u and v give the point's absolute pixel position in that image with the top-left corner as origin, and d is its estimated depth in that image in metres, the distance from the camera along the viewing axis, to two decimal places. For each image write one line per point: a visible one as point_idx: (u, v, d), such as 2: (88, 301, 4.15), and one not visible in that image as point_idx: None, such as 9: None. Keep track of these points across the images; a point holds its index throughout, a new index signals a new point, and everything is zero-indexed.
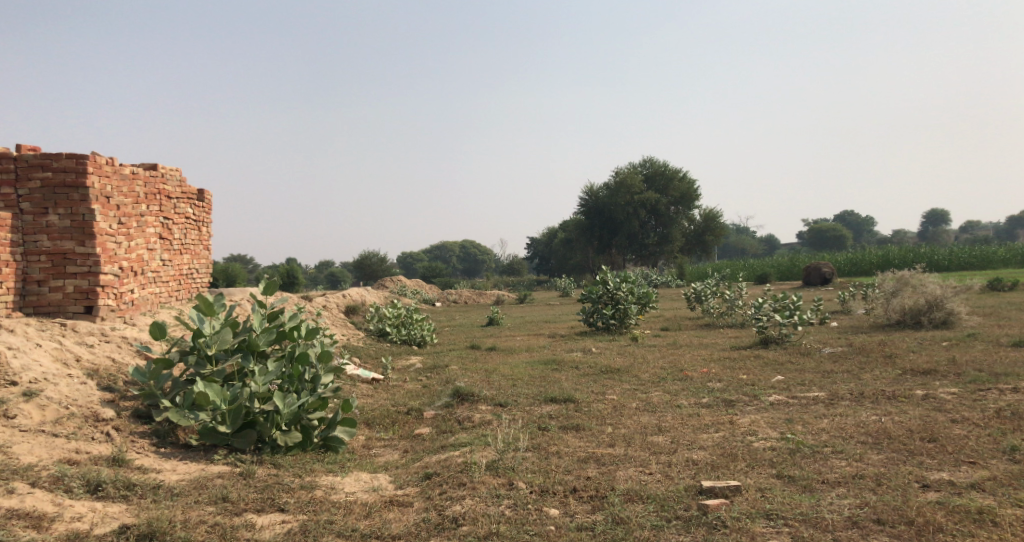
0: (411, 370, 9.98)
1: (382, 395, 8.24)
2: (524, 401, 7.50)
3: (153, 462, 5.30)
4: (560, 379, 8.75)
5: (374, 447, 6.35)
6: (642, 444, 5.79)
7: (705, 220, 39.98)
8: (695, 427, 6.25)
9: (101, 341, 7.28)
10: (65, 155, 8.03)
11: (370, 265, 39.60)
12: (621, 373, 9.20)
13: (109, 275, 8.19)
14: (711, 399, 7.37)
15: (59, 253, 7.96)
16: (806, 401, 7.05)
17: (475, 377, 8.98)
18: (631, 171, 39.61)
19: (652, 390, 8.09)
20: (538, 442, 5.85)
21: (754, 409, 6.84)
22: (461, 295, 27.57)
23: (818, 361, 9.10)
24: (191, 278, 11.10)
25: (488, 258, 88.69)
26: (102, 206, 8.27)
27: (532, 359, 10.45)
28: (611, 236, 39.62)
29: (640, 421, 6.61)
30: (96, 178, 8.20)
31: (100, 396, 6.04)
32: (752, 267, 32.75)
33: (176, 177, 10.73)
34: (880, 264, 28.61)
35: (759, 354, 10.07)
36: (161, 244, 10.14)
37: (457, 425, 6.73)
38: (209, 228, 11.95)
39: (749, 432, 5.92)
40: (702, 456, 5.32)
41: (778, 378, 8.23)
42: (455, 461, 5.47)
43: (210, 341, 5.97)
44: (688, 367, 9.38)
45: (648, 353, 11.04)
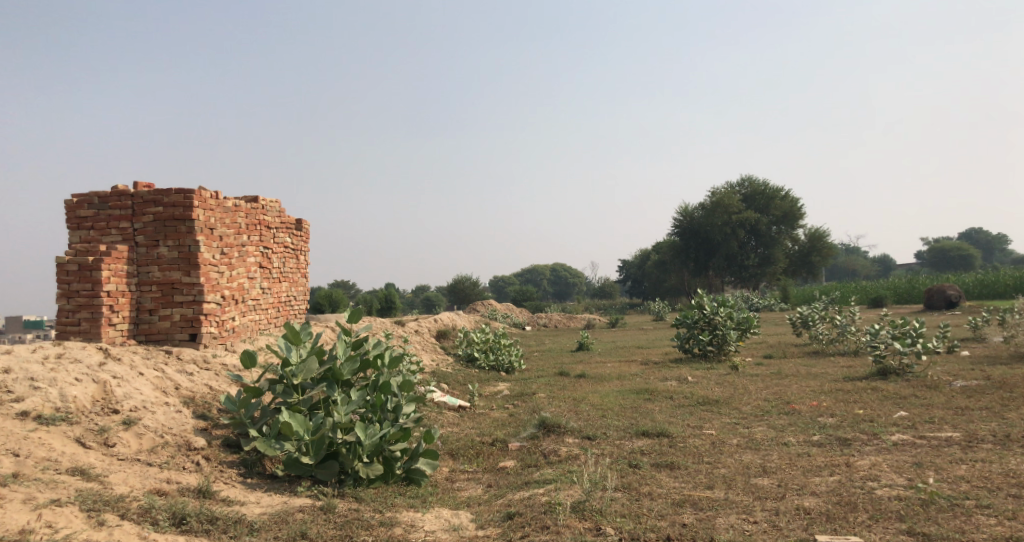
0: (499, 398, 9.71)
1: (469, 425, 7.99)
2: (614, 434, 7.07)
3: (238, 493, 5.17)
4: (654, 410, 8.26)
5: (457, 480, 6.08)
6: (746, 486, 5.26)
7: (811, 240, 38.14)
8: (806, 469, 5.65)
9: (200, 368, 7.35)
10: (175, 190, 8.26)
11: (463, 289, 39.82)
12: (720, 404, 8.60)
13: (212, 304, 8.32)
14: (822, 437, 6.73)
15: (167, 283, 8.17)
16: (936, 442, 6.31)
17: (563, 406, 8.60)
18: (729, 191, 38.35)
19: (755, 425, 7.49)
20: (629, 481, 5.42)
21: (874, 450, 6.18)
22: (552, 318, 27.19)
23: (947, 396, 8.23)
24: (288, 305, 11.25)
25: (580, 282, 88.13)
26: (206, 236, 8.42)
27: (623, 387, 9.97)
28: (708, 258, 38.41)
29: (742, 460, 6.07)
30: (203, 211, 8.39)
31: (194, 424, 6.00)
32: (863, 290, 30.89)
33: (276, 208, 10.93)
34: (1014, 286, 26.46)
35: (877, 386, 9.22)
36: (261, 273, 10.32)
37: (543, 458, 6.38)
38: (308, 256, 12.14)
39: (871, 477, 5.31)
40: (814, 504, 4.78)
41: (900, 415, 7.46)
42: (539, 500, 5.11)
43: (297, 369, 5.85)
44: (795, 400, 8.69)
45: (750, 383, 10.34)
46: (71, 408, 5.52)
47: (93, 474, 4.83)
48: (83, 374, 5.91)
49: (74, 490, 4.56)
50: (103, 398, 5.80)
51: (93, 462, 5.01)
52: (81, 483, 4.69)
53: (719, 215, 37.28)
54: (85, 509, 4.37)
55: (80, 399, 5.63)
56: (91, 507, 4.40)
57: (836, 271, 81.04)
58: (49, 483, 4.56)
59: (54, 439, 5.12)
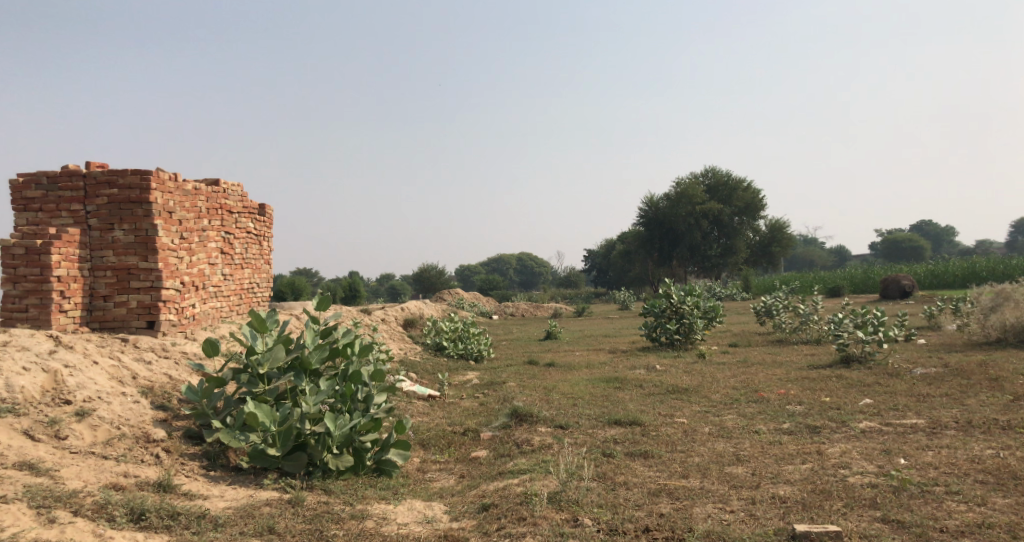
0: (468, 387, 9.60)
1: (439, 414, 7.86)
2: (586, 423, 7.01)
3: (201, 487, 4.99)
4: (624, 399, 8.21)
5: (429, 471, 5.96)
6: (719, 475, 5.23)
7: (772, 231, 38.66)
8: (778, 457, 5.65)
9: (160, 357, 7.10)
10: (130, 171, 7.94)
11: (429, 278, 39.55)
12: (689, 393, 8.60)
13: (171, 290, 8.04)
14: (792, 425, 6.75)
15: (123, 268, 7.87)
16: (903, 429, 6.37)
17: (533, 395, 8.52)
18: (693, 181, 38.61)
19: (725, 413, 7.50)
20: (603, 471, 5.36)
21: (844, 438, 6.21)
22: (518, 307, 27.11)
23: (911, 384, 8.34)
24: (251, 293, 10.97)
25: (545, 272, 88.31)
26: (164, 220, 8.13)
27: (593, 376, 9.93)
28: (672, 248, 38.68)
29: (715, 448, 6.04)
30: (160, 193, 8.08)
31: (152, 415, 5.77)
32: (823, 280, 31.40)
33: (237, 192, 10.62)
34: (966, 275, 27.14)
35: (842, 374, 9.32)
36: (223, 259, 10.04)
37: (515, 448, 6.29)
38: (271, 242, 11.85)
39: (842, 465, 5.33)
40: (790, 493, 4.77)
41: (866, 402, 7.54)
42: (514, 491, 5.02)
43: (263, 358, 5.66)
44: (764, 388, 8.73)
45: (717, 372, 10.38)
46: (18, 399, 5.26)
47: (42, 469, 4.60)
48: (32, 362, 5.65)
49: (22, 486, 4.34)
50: (53, 388, 5.55)
51: (43, 456, 4.78)
52: (30, 479, 4.47)
53: (683, 205, 37.56)
54: (34, 506, 4.16)
55: (29, 389, 5.37)
56: (41, 504, 4.19)
57: (795, 261, 82.42)
58: None
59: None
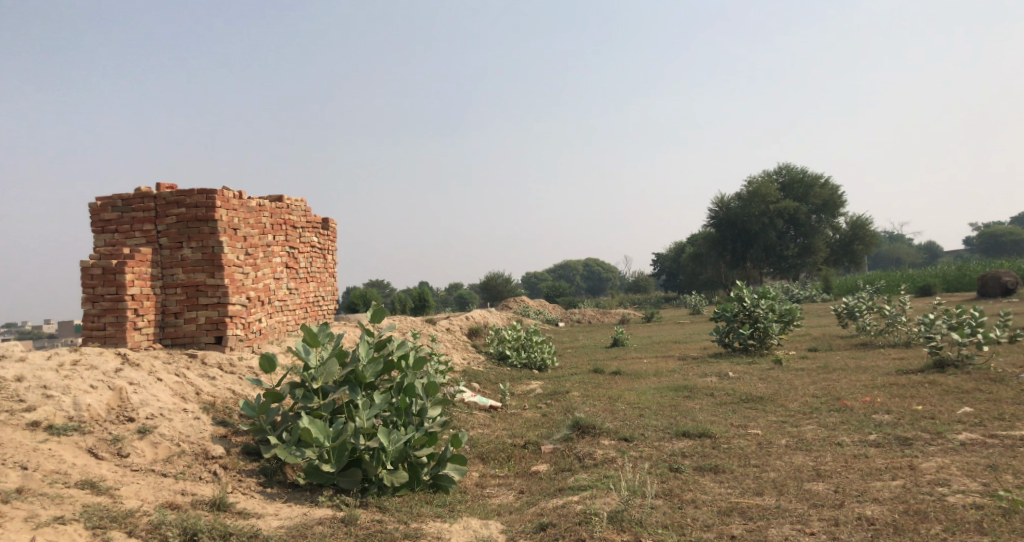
0: (531, 397, 9.37)
1: (501, 426, 7.66)
2: (652, 435, 6.67)
3: (256, 505, 4.91)
4: (694, 409, 7.82)
5: (487, 486, 5.74)
6: (799, 493, 4.84)
7: (852, 228, 37.08)
8: (863, 473, 5.21)
9: (224, 372, 7.13)
10: (197, 191, 8.05)
11: (497, 286, 39.56)
12: (765, 402, 8.14)
13: (237, 305, 8.11)
14: (879, 437, 6.25)
15: (192, 285, 7.97)
16: (1009, 442, 5.80)
17: (598, 405, 8.21)
18: (766, 180, 37.42)
19: (804, 423, 7.03)
20: (669, 487, 5.04)
21: (939, 451, 5.70)
22: (586, 314, 26.73)
23: (1014, 390, 7.66)
24: (317, 306, 11.05)
25: (615, 277, 87.38)
26: (230, 237, 8.20)
27: (661, 384, 9.55)
28: (745, 249, 37.57)
29: (792, 462, 5.63)
30: (225, 211, 8.16)
31: (213, 431, 5.75)
32: (909, 278, 29.87)
33: (301, 207, 10.71)
34: None
35: (934, 379, 8.67)
36: (288, 273, 10.12)
37: (577, 462, 6.01)
38: (335, 255, 11.93)
39: (939, 482, 4.85)
40: (878, 513, 4.35)
41: (964, 411, 6.94)
42: (574, 509, 4.75)
43: (317, 373, 5.56)
44: (846, 396, 8.19)
45: (795, 378, 9.83)
46: (84, 417, 5.31)
47: (103, 488, 4.60)
48: (99, 380, 5.71)
49: (81, 506, 4.33)
50: (118, 406, 5.59)
51: (105, 474, 4.79)
52: (89, 498, 4.47)
53: (756, 205, 36.44)
54: (90, 526, 4.14)
55: (94, 407, 5.42)
56: (97, 524, 4.16)
57: (880, 260, 79.12)
58: (55, 498, 4.34)
59: (65, 450, 4.91)
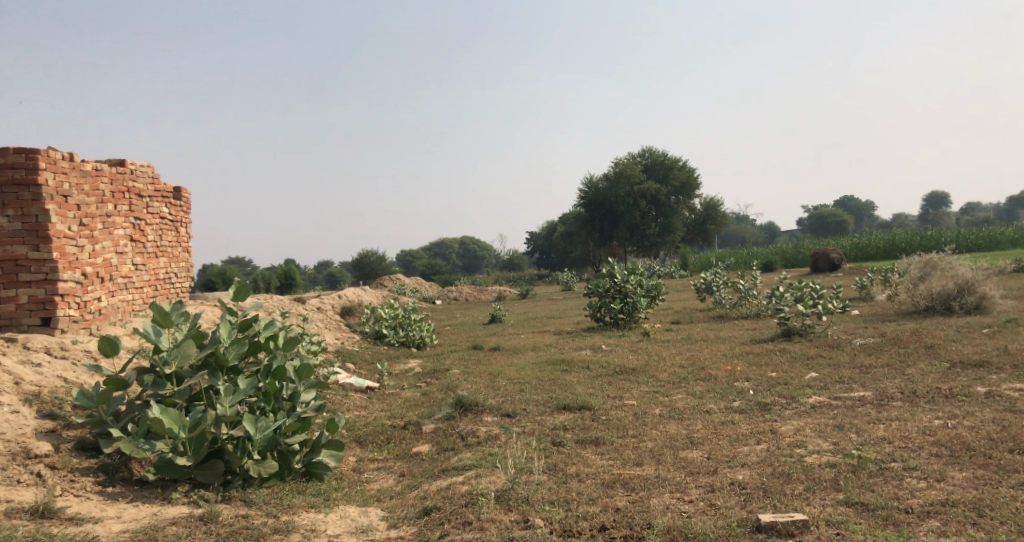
0: (410, 375, 9.20)
1: (379, 407, 7.45)
2: (533, 410, 6.70)
3: (93, 508, 4.45)
4: (572, 382, 7.94)
5: (366, 471, 5.56)
6: (675, 461, 4.98)
7: (707, 208, 39.12)
8: (732, 439, 5.44)
9: (53, 358, 6.45)
10: (12, 150, 7.17)
11: (369, 264, 38.79)
12: (637, 373, 8.38)
13: (68, 283, 7.40)
14: (742, 403, 6.57)
15: (9, 260, 7.11)
16: (852, 403, 6.26)
17: (479, 382, 8.16)
18: (630, 161, 38.71)
19: (674, 393, 7.30)
20: (553, 462, 5.05)
21: (794, 414, 6.08)
22: (461, 291, 26.67)
23: (852, 354, 8.33)
24: (168, 283, 10.29)
25: (487, 255, 88.09)
26: (58, 205, 7.42)
27: (539, 359, 9.64)
28: (611, 228, 38.81)
29: (667, 431, 5.80)
30: (51, 174, 7.39)
31: (35, 427, 5.13)
32: (758, 254, 31.93)
33: (147, 174, 9.90)
34: (887, 247, 28.07)
35: (784, 347, 9.28)
36: (132, 247, 9.34)
37: (460, 440, 5.93)
38: (188, 228, 11.14)
39: (797, 443, 5.15)
40: (748, 477, 4.55)
41: (812, 376, 7.44)
42: (458, 491, 4.66)
43: (170, 357, 5.14)
44: (710, 365, 8.58)
45: (662, 350, 10.23)
46: None
47: None
48: None
49: None
50: None
51: None
52: None
53: (620, 185, 37.66)
54: None
55: None
56: None
57: (731, 238, 84.28)
58: None
59: None
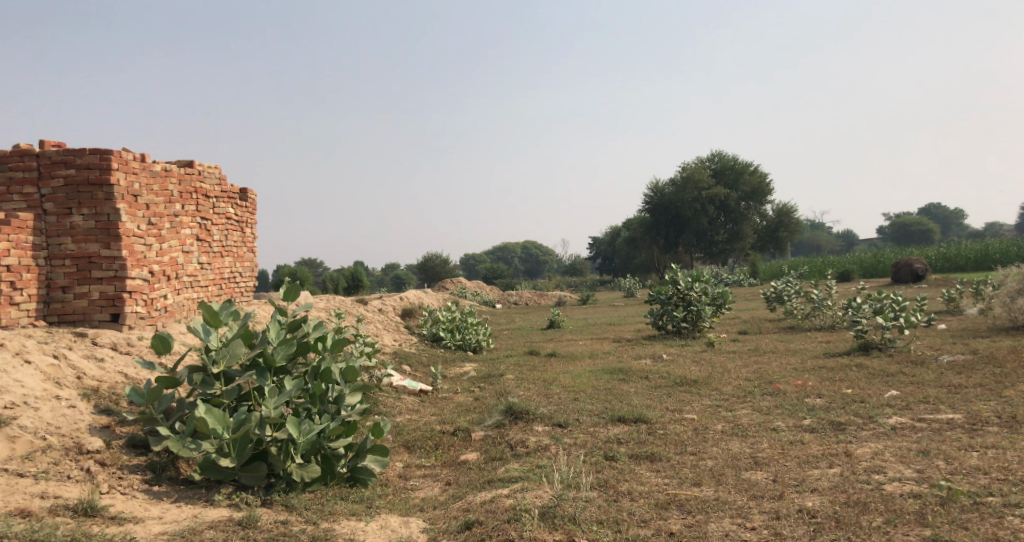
0: (464, 380, 9.02)
1: (430, 411, 7.28)
2: (587, 420, 6.41)
3: (137, 507, 4.38)
4: (630, 392, 7.60)
5: (412, 478, 5.38)
6: (737, 483, 4.62)
7: (778, 215, 37.86)
8: (801, 460, 5.03)
9: (116, 354, 6.50)
10: (88, 150, 7.30)
11: (433, 266, 39.01)
12: (699, 385, 7.98)
13: (137, 280, 7.45)
14: (813, 422, 6.12)
15: (83, 256, 7.25)
16: (937, 426, 5.75)
17: (533, 389, 7.90)
18: (699, 166, 37.82)
19: (738, 407, 6.88)
20: (605, 478, 4.76)
21: (871, 436, 5.61)
22: (522, 295, 26.48)
23: (937, 373, 7.73)
24: (232, 282, 10.40)
25: (551, 260, 87.80)
26: (129, 204, 7.50)
27: (596, 367, 9.33)
28: (678, 235, 38.00)
29: (730, 449, 5.43)
30: (123, 174, 7.47)
31: (90, 422, 5.12)
32: (832, 264, 30.68)
33: (215, 174, 10.01)
34: (973, 259, 26.57)
35: (861, 362, 8.70)
36: (199, 246, 9.45)
37: (508, 450, 5.69)
38: (254, 228, 11.25)
39: (875, 469, 4.71)
40: (819, 505, 4.15)
41: (892, 394, 6.92)
42: (503, 505, 4.42)
43: (220, 355, 5.05)
44: (778, 379, 8.10)
45: (728, 361, 9.76)
46: None
47: None
48: None
49: None
50: None
51: None
52: None
53: (688, 191, 36.83)
54: None
55: None
56: None
57: (803, 247, 81.71)
58: None
59: None
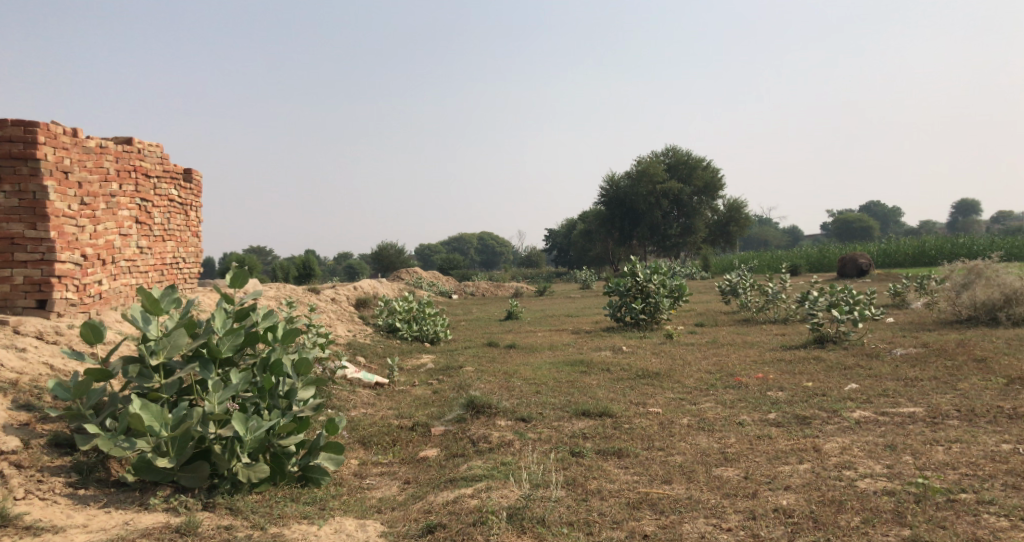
0: (422, 372, 8.74)
1: (386, 405, 6.99)
2: (550, 414, 6.21)
3: (58, 514, 4.02)
4: (592, 385, 7.43)
5: (368, 477, 5.11)
6: (708, 480, 4.47)
7: (730, 210, 38.33)
8: (770, 456, 4.92)
9: (43, 344, 6.05)
10: (10, 122, 6.75)
11: (387, 256, 38.46)
12: (661, 377, 7.85)
13: (66, 264, 7.00)
14: (778, 416, 6.03)
15: (5, 237, 6.74)
16: (900, 419, 5.70)
17: (493, 382, 7.67)
18: (653, 159, 38.02)
19: (702, 400, 6.77)
20: (572, 476, 4.56)
21: (837, 430, 5.54)
22: (478, 286, 26.22)
23: (895, 365, 7.75)
24: (175, 268, 9.92)
25: (506, 250, 87.75)
26: (58, 182, 7.02)
27: (556, 359, 9.15)
28: (632, 227, 38.16)
29: (697, 444, 5.28)
30: (51, 148, 6.97)
31: (8, 419, 4.71)
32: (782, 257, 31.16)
33: (156, 153, 9.50)
34: (918, 254, 27.23)
35: (819, 355, 8.70)
36: (138, 229, 8.96)
37: (470, 446, 5.46)
38: (199, 211, 10.75)
39: (846, 465, 4.62)
40: (794, 503, 4.03)
41: (853, 387, 6.89)
42: (466, 505, 4.19)
43: (159, 346, 4.69)
44: (740, 371, 8.03)
45: (687, 353, 9.69)
46: None
47: None
48: None
49: None
50: None
51: None
52: None
53: (643, 184, 36.99)
54: None
55: None
56: None
57: (754, 241, 83.18)
58: None
59: None
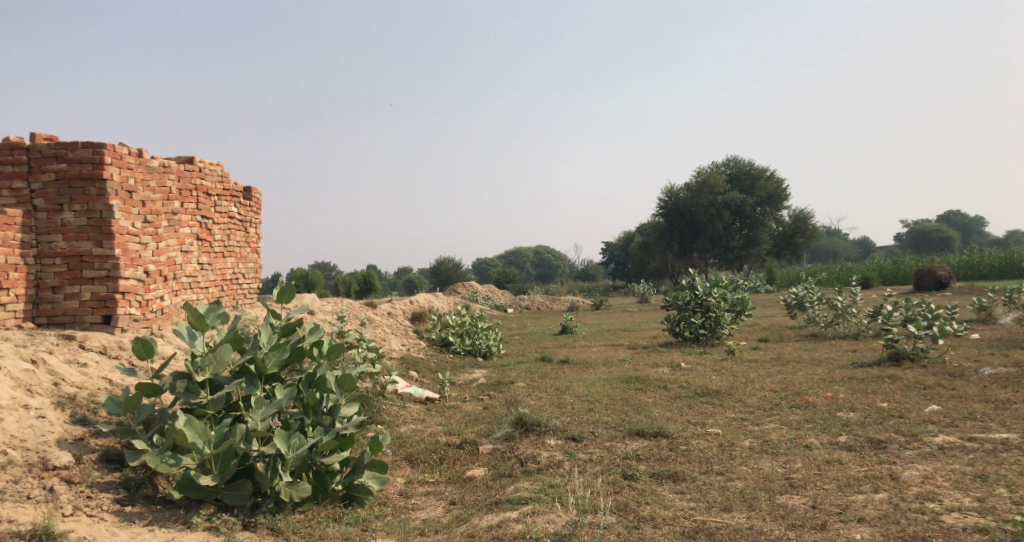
0: (473, 387, 8.58)
1: (436, 421, 6.83)
2: (603, 434, 5.95)
3: (103, 531, 3.97)
4: (648, 403, 7.12)
5: (413, 496, 4.95)
6: (771, 508, 4.16)
7: (795, 221, 37.22)
8: (841, 483, 4.56)
9: (101, 358, 6.10)
10: (79, 144, 6.92)
11: (444, 270, 38.62)
12: (722, 396, 7.49)
13: (130, 280, 7.08)
14: (850, 439, 5.63)
15: (74, 255, 6.87)
16: (989, 446, 5.24)
17: (545, 398, 7.45)
18: (715, 170, 37.27)
19: (766, 421, 6.40)
20: (624, 501, 4.30)
21: (916, 456, 5.12)
22: (534, 300, 26.01)
23: (979, 386, 7.20)
24: (234, 283, 10.02)
25: (563, 264, 87.36)
26: (123, 201, 7.13)
27: (611, 375, 8.86)
28: (692, 240, 37.41)
29: (760, 469, 4.95)
30: (117, 169, 7.09)
31: (61, 434, 4.72)
32: (851, 270, 30.01)
33: (216, 172, 9.65)
34: (998, 266, 25.83)
35: (893, 373, 8.19)
36: (199, 246, 9.07)
37: (518, 466, 5.24)
38: (258, 227, 10.88)
39: (928, 496, 4.23)
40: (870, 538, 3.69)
41: (933, 409, 6.41)
42: (512, 532, 3.97)
43: (205, 362, 4.63)
44: (807, 390, 7.60)
45: (750, 370, 9.27)
46: None
47: None
48: None
49: None
50: None
51: None
52: None
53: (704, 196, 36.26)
54: None
55: None
56: None
57: (820, 253, 80.76)
58: None
59: None
